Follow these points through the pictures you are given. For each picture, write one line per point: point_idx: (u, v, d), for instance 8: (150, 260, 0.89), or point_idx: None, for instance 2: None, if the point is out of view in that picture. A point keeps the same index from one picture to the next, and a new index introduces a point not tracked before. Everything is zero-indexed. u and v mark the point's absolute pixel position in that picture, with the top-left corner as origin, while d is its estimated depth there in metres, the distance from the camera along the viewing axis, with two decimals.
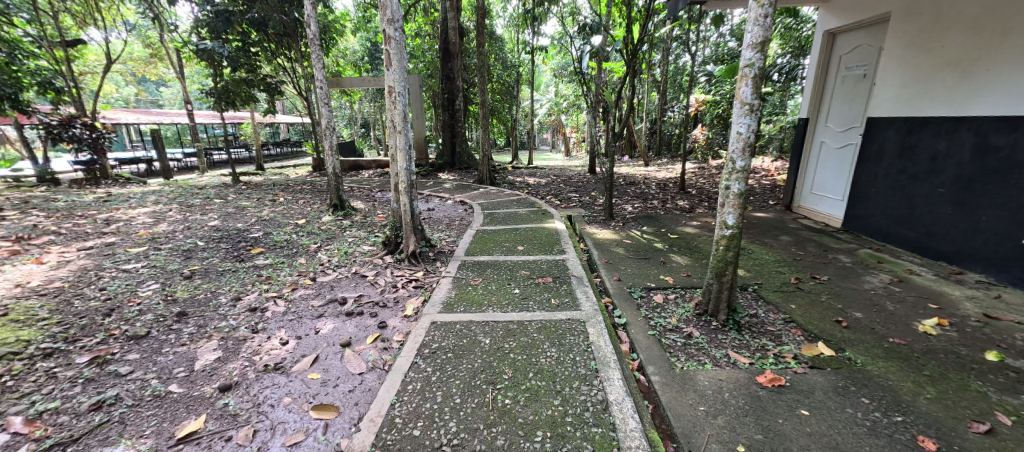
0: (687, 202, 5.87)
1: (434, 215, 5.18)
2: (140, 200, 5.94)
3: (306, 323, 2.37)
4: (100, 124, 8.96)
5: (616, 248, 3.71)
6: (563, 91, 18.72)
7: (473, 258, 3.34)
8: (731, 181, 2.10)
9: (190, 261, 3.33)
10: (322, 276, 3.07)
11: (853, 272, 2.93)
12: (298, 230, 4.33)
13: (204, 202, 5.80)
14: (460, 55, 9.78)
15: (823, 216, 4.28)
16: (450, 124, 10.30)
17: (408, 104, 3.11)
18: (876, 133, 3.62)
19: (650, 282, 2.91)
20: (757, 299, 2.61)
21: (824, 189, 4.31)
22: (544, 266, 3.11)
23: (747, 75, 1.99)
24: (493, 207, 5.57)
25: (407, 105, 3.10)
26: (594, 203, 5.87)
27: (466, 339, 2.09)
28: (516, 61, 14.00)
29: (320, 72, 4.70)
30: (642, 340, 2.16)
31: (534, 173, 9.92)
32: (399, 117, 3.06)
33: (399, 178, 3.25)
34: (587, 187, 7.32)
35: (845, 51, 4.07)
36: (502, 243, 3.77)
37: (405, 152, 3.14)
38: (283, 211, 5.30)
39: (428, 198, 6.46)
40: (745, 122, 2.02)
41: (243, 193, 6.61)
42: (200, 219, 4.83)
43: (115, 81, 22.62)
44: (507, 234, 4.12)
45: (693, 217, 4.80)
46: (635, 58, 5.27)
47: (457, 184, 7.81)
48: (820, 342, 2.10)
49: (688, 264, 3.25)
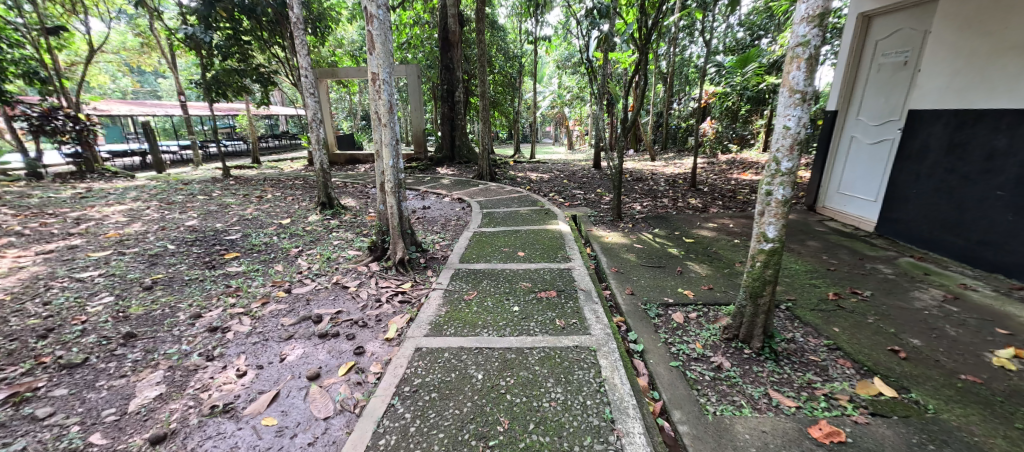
0: (700, 201, 5.51)
1: (429, 215, 4.86)
2: (120, 196, 5.62)
3: (271, 348, 2.04)
4: (85, 116, 8.62)
5: (626, 255, 3.37)
6: (566, 83, 18.36)
7: (468, 266, 3.01)
8: (773, 185, 1.75)
9: (154, 268, 3.00)
10: (298, 287, 2.74)
11: (898, 287, 2.58)
12: (281, 231, 4.00)
13: (187, 198, 5.48)
14: (460, 44, 9.40)
15: (853, 218, 3.92)
16: (450, 116, 9.93)
17: (394, 93, 2.74)
18: (921, 127, 3.23)
19: (667, 296, 2.57)
20: (793, 319, 2.27)
21: (854, 189, 3.95)
22: (547, 277, 2.77)
23: (799, 56, 1.62)
24: (493, 206, 5.20)
25: (393, 95, 2.74)
26: (600, 202, 5.52)
27: (454, 372, 1.76)
28: (519, 52, 13.62)
29: (304, 58, 4.33)
30: (663, 374, 1.82)
31: (537, 168, 9.58)
32: (384, 108, 2.71)
33: (384, 177, 2.89)
34: (592, 183, 6.99)
35: (882, 35, 3.67)
36: (501, 248, 3.43)
37: (391, 148, 2.79)
38: (269, 209, 4.97)
39: (424, 195, 6.13)
40: (794, 114, 1.65)
41: (230, 189, 6.28)
42: (178, 218, 4.50)
43: (111, 72, 22.27)
44: (507, 237, 3.76)
45: (708, 218, 4.45)
46: (648, 43, 4.88)
47: (456, 180, 7.48)
48: (876, 378, 1.76)
49: (708, 274, 2.90)
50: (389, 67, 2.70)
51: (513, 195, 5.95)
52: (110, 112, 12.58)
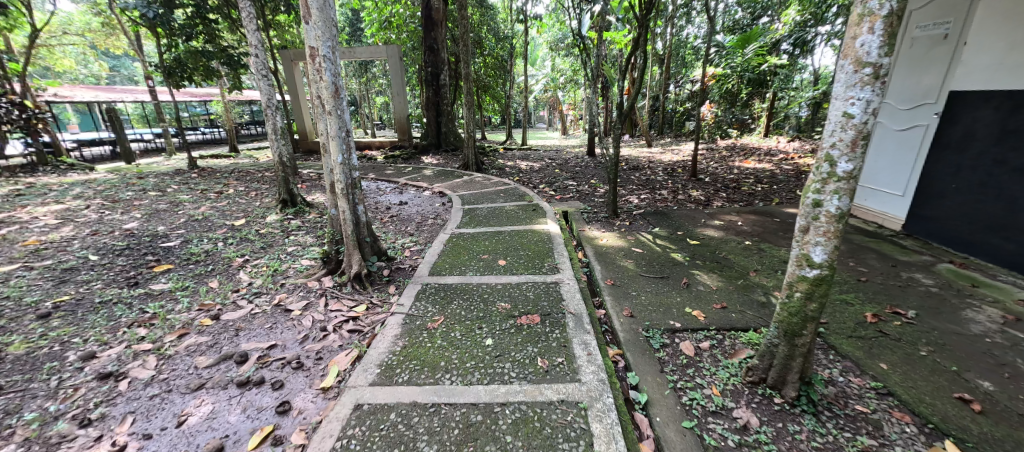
0: (702, 192, 5.07)
1: (405, 212, 4.38)
2: (62, 193, 5.04)
3: (172, 405, 1.59)
4: (32, 103, 7.87)
5: (622, 261, 2.93)
6: (559, 66, 17.69)
7: (439, 280, 2.55)
8: (825, 193, 1.30)
9: (62, 287, 2.50)
10: (230, 312, 2.27)
11: (945, 304, 2.18)
12: (231, 235, 3.50)
13: (136, 195, 4.92)
14: (445, 23, 8.74)
15: (875, 214, 3.52)
16: (435, 101, 9.33)
17: (338, 74, 2.22)
18: (965, 112, 2.78)
19: (672, 320, 2.14)
20: (827, 351, 1.87)
21: (877, 181, 3.54)
22: (530, 296, 2.32)
23: (875, 14, 1.13)
24: (475, 202, 4.69)
25: (337, 77, 2.22)
26: (593, 194, 5.06)
27: (399, 448, 1.31)
28: (509, 33, 12.94)
29: (253, 34, 3.73)
30: (674, 440, 1.40)
31: (529, 155, 9.09)
32: (327, 92, 2.20)
33: (333, 177, 2.39)
34: (586, 173, 6.53)
35: (919, 4, 3.18)
36: (479, 255, 2.96)
37: (339, 141, 2.28)
38: (225, 207, 4.44)
39: (403, 188, 5.63)
40: (860, 98, 1.18)
41: (189, 183, 5.71)
42: (118, 219, 3.96)
43: (79, 56, 21.04)
44: (487, 240, 3.28)
45: (713, 214, 4.02)
46: (650, 15, 4.33)
47: (439, 170, 6.97)
48: (948, 442, 1.36)
49: (719, 287, 2.48)
50: (333, 41, 2.18)
51: (500, 187, 5.47)
52: (73, 98, 11.72)
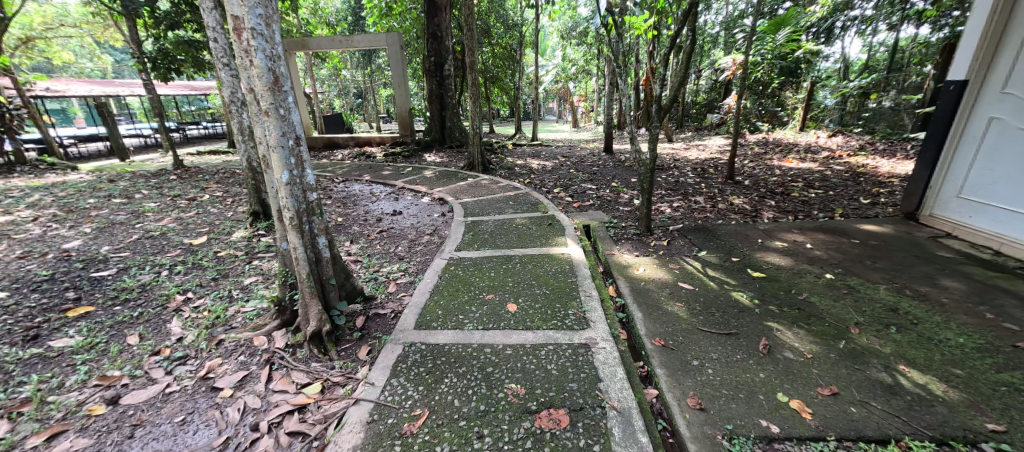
0: (745, 200, 4.32)
1: (398, 226, 3.74)
2: (17, 200, 4.47)
3: None
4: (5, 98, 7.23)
5: (671, 305, 2.22)
6: (571, 55, 16.83)
7: (429, 337, 1.89)
8: None
9: None
10: (137, 391, 1.63)
11: None
12: (183, 259, 2.88)
13: (98, 203, 4.34)
14: (449, 8, 8.05)
15: (986, 235, 2.79)
16: (439, 93, 8.65)
17: (272, 57, 1.52)
18: None
19: (764, 418, 1.44)
20: None
21: (990, 194, 2.81)
22: (553, 372, 1.64)
23: None
24: (480, 212, 4.00)
25: (271, 60, 1.52)
26: (617, 202, 4.37)
27: None
28: (519, 20, 12.13)
29: (208, 12, 3.02)
30: None
31: (540, 152, 8.38)
32: (262, 82, 1.51)
33: (276, 201, 1.71)
34: (606, 174, 5.82)
35: None
36: (483, 295, 2.28)
37: (283, 153, 1.61)
38: (192, 220, 3.83)
39: (399, 194, 4.98)
40: None
41: (163, 188, 5.12)
42: (62, 236, 3.37)
43: (83, 51, 20.72)
44: (493, 270, 2.61)
45: (770, 231, 3.29)
46: None
47: (443, 170, 6.31)
48: None
49: (816, 355, 1.77)
50: (266, 9, 1.50)
51: (509, 192, 4.78)
52: (65, 92, 11.21)
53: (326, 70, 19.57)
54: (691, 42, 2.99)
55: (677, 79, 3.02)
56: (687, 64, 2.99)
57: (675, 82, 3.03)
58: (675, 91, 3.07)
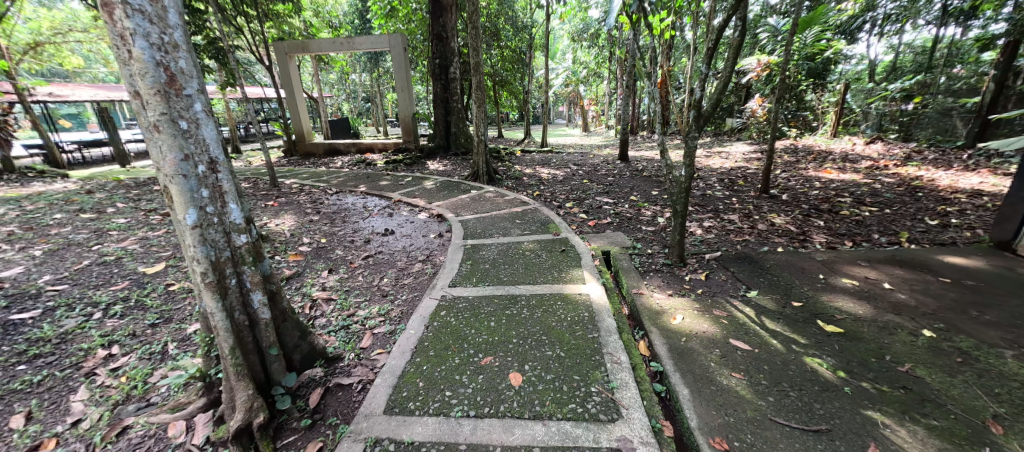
0: (788, 219, 3.74)
1: (388, 248, 3.26)
2: None
3: None
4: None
5: (726, 376, 1.67)
6: (582, 58, 16.35)
7: (400, 431, 1.38)
8: None
9: None
10: None
11: None
12: (127, 294, 2.41)
13: (63, 219, 3.93)
14: (456, 7, 7.61)
15: None
16: (444, 97, 8.21)
17: (155, 45, 1.03)
18: None
19: None
20: None
21: None
22: None
23: None
24: (482, 232, 3.50)
25: (156, 49, 1.03)
26: (639, 220, 3.84)
27: None
28: (529, 21, 11.66)
29: None
30: None
31: (550, 160, 7.88)
32: (145, 83, 1.03)
33: (183, 251, 1.21)
34: (623, 185, 5.29)
35: None
36: (478, 359, 1.75)
37: (185, 185, 1.12)
38: (157, 241, 3.39)
39: (395, 208, 4.52)
40: None
41: (141, 200, 4.71)
42: (4, 261, 2.95)
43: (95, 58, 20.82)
44: (493, 318, 2.08)
45: (832, 262, 2.71)
46: None
47: (446, 180, 5.87)
48: None
49: None
50: None
51: (516, 207, 4.29)
52: (68, 96, 11.04)
53: (334, 74, 19.40)
54: (740, 35, 2.44)
55: (720, 80, 2.49)
56: (735, 62, 2.45)
57: (718, 84, 2.49)
58: (716, 94, 2.55)
